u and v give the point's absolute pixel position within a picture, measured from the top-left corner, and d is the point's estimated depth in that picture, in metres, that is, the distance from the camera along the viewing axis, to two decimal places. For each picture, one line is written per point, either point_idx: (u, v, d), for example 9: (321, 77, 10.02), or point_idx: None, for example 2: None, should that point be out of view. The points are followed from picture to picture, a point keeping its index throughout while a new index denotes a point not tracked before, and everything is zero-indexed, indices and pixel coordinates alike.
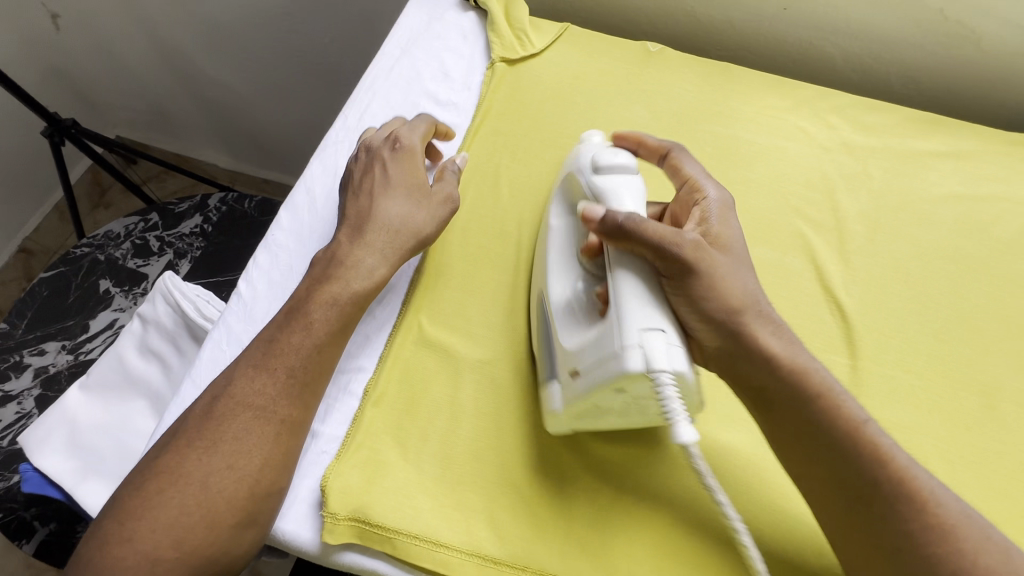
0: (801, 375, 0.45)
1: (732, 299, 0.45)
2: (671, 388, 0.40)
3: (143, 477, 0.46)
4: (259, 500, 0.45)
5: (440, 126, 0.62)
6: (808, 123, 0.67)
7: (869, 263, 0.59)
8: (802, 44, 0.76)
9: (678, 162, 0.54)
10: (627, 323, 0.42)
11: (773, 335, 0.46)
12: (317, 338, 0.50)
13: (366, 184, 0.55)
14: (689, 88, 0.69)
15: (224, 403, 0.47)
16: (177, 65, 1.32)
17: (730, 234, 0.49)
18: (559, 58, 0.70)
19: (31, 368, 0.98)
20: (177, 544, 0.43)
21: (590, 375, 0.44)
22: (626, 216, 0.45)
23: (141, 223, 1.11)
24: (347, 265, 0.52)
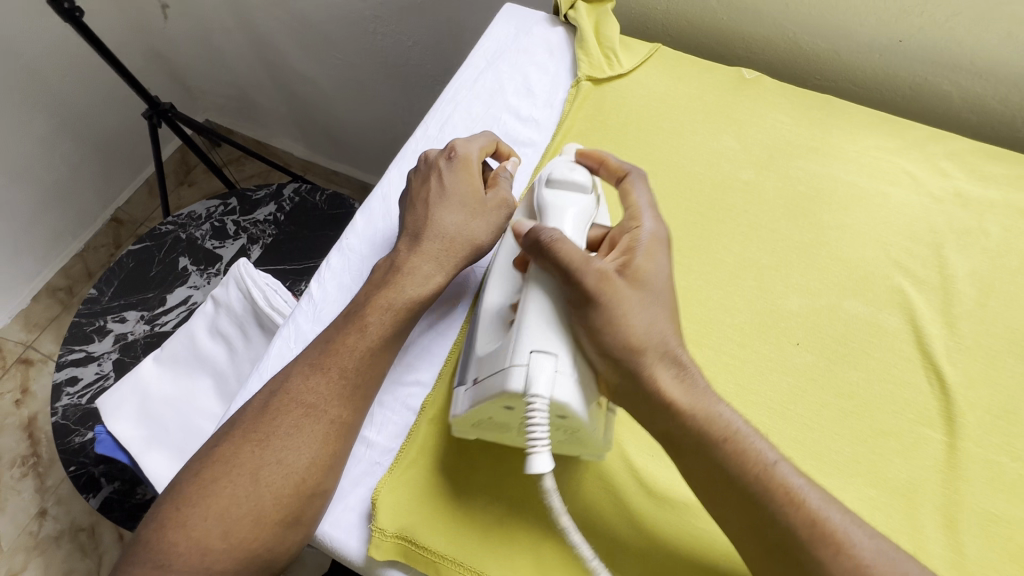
0: (704, 422, 0.42)
1: (631, 337, 0.42)
2: (542, 414, 0.40)
3: (200, 465, 0.47)
4: (305, 498, 0.46)
5: (502, 146, 0.61)
6: (917, 167, 0.61)
7: (978, 330, 0.53)
8: (915, 79, 0.70)
9: (628, 187, 0.51)
10: (524, 342, 0.42)
11: (678, 380, 0.43)
12: (370, 342, 0.50)
13: (422, 195, 0.56)
14: (786, 120, 0.65)
15: (278, 398, 0.48)
16: (268, 57, 1.38)
17: (654, 267, 0.46)
18: (647, 80, 0.68)
19: (112, 333, 1.05)
20: (225, 535, 0.44)
21: (484, 385, 0.44)
22: (547, 234, 0.45)
23: (221, 207, 1.17)
24: (405, 272, 0.52)
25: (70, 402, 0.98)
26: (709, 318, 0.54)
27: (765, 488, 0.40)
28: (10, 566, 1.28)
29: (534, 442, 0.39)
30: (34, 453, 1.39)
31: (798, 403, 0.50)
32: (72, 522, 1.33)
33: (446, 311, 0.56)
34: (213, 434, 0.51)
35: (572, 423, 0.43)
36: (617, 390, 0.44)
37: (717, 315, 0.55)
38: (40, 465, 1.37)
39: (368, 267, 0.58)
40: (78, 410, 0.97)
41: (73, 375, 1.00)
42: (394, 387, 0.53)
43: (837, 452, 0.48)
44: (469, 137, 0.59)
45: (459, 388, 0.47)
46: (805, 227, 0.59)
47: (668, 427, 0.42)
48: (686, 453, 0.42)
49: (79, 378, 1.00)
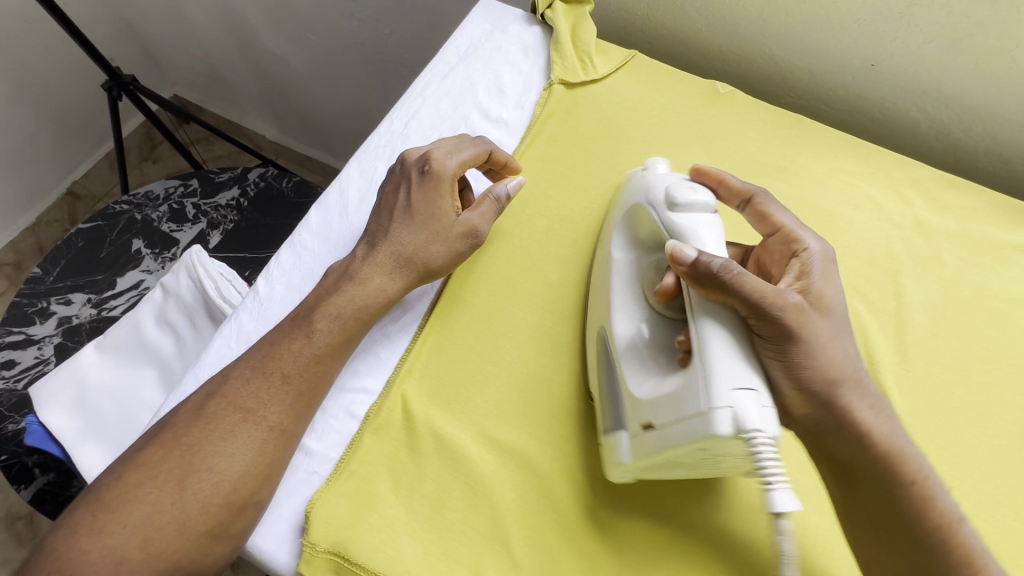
0: (893, 449, 0.44)
1: (831, 366, 0.43)
2: (767, 450, 0.37)
3: (123, 469, 0.45)
4: (235, 510, 0.43)
5: (499, 155, 0.56)
6: (880, 193, 0.62)
7: (927, 360, 0.53)
8: (884, 104, 0.71)
9: (766, 209, 0.50)
10: (718, 380, 0.38)
11: (869, 408, 0.44)
12: (317, 348, 0.48)
13: (390, 204, 0.53)
14: (757, 137, 0.65)
15: (215, 402, 0.46)
16: (240, 34, 1.33)
17: (830, 293, 0.45)
18: (621, 87, 0.67)
19: (56, 316, 0.99)
20: (144, 543, 0.42)
21: (666, 432, 0.40)
22: (722, 265, 0.41)
23: (181, 188, 1.12)
24: (357, 282, 0.50)
25: (5, 386, 0.93)
26: None
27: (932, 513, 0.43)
28: None
29: (768, 478, 0.37)
30: None
31: None
32: (8, 511, 1.26)
33: (397, 316, 0.54)
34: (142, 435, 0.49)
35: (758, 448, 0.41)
36: (800, 420, 0.45)
37: None
38: None
39: (319, 268, 0.55)
40: (12, 396, 0.92)
41: (10, 358, 0.95)
42: (338, 393, 0.50)
43: None
44: (456, 145, 0.55)
45: (620, 433, 0.45)
46: None
47: (852, 457, 0.44)
48: (861, 482, 0.44)
49: (16, 361, 0.95)
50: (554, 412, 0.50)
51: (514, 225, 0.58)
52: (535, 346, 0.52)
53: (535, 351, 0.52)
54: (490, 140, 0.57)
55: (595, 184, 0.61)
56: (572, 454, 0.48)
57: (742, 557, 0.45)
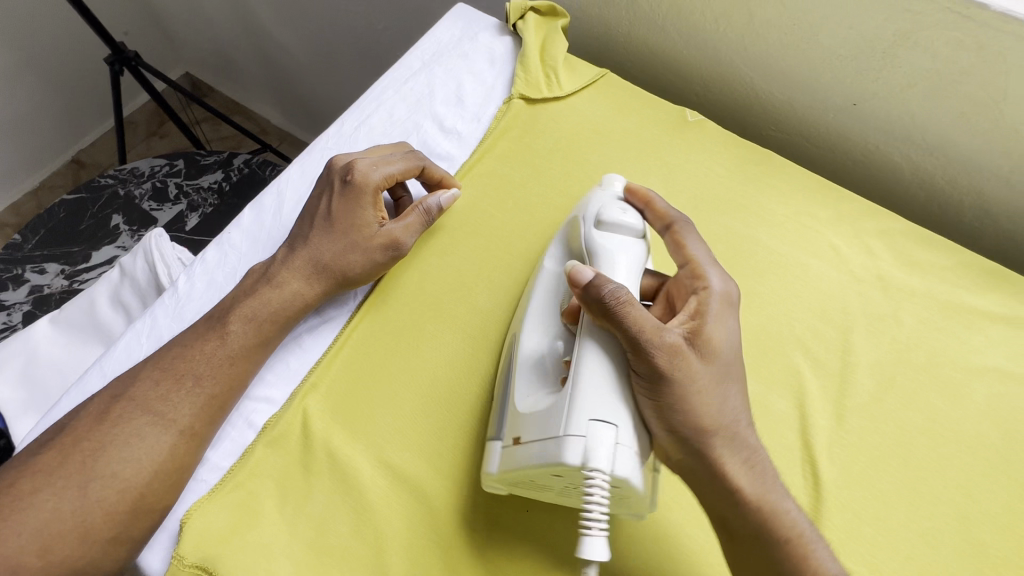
0: (767, 509, 0.41)
1: (706, 414, 0.41)
2: (599, 491, 0.37)
3: (18, 472, 0.42)
4: (141, 514, 0.42)
5: (433, 168, 0.55)
6: (843, 241, 0.58)
7: (866, 427, 0.50)
8: (866, 146, 0.67)
9: (683, 240, 0.48)
10: (580, 408, 0.39)
11: (742, 463, 0.42)
12: (231, 351, 0.47)
13: (312, 211, 0.52)
14: (721, 171, 0.61)
15: (122, 404, 0.44)
16: (246, 19, 1.34)
17: (724, 337, 0.43)
18: (586, 106, 0.64)
19: (28, 284, 1.01)
20: (42, 551, 0.40)
21: (529, 449, 0.40)
22: (613, 291, 0.40)
23: (167, 167, 1.13)
24: (274, 285, 0.49)
25: None
26: None
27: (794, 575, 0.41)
28: None
29: (588, 520, 0.37)
30: None
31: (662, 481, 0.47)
32: None
33: (314, 326, 0.52)
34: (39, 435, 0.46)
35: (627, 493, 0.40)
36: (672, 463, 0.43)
37: None
38: None
39: (243, 268, 0.54)
40: None
41: None
42: (240, 400, 0.49)
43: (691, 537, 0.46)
44: (388, 155, 0.53)
45: (494, 443, 0.44)
46: None
47: (724, 508, 0.42)
48: (738, 534, 0.42)
49: None
50: (458, 443, 0.48)
51: (449, 241, 0.56)
52: (450, 370, 0.50)
53: (448, 376, 0.50)
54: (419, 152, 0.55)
55: (542, 206, 0.58)
56: (466, 490, 0.46)
57: None
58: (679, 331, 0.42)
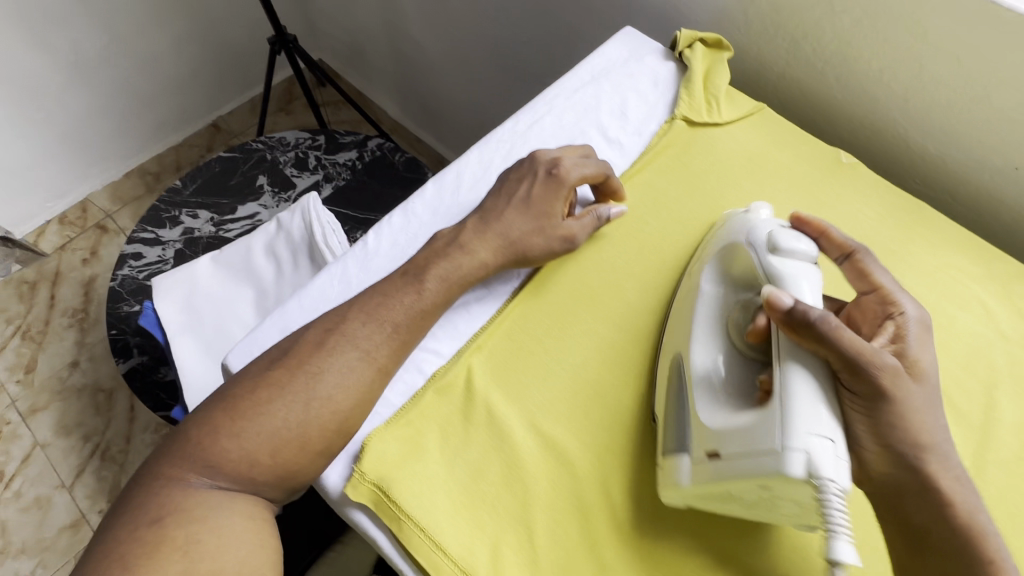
0: (965, 524, 0.44)
1: (918, 432, 0.44)
2: (835, 500, 0.38)
3: (253, 381, 0.48)
4: (346, 435, 0.48)
5: (614, 181, 0.60)
6: (992, 299, 0.59)
7: (1004, 482, 0.50)
8: (1018, 212, 0.67)
9: (868, 268, 0.50)
10: (796, 424, 0.40)
11: (952, 479, 0.45)
12: (424, 304, 0.53)
13: (511, 191, 0.58)
14: (870, 214, 0.63)
15: (335, 337, 0.50)
16: (393, 17, 1.45)
17: (925, 360, 0.46)
18: (741, 135, 0.68)
19: (182, 225, 1.13)
20: (273, 453, 0.46)
21: (733, 463, 0.42)
22: (821, 316, 0.41)
23: (309, 141, 1.24)
24: (466, 251, 0.55)
25: (129, 273, 1.07)
26: None
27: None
28: (35, 402, 1.43)
29: (833, 528, 0.38)
30: (84, 310, 1.55)
31: None
32: (95, 381, 1.47)
33: (481, 295, 0.58)
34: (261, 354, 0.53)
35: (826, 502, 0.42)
36: (877, 478, 0.45)
37: None
38: (86, 322, 1.54)
39: (424, 234, 0.61)
40: (133, 284, 1.06)
41: (139, 251, 1.09)
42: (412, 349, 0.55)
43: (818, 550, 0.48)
44: (581, 158, 0.60)
45: (682, 458, 0.46)
46: None
47: (927, 522, 0.45)
48: (932, 552, 0.45)
49: (143, 255, 1.09)
50: (604, 423, 0.52)
51: (606, 240, 0.60)
52: (601, 356, 0.55)
53: (597, 361, 0.54)
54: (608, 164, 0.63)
55: (694, 221, 0.62)
56: (606, 465, 0.50)
57: None
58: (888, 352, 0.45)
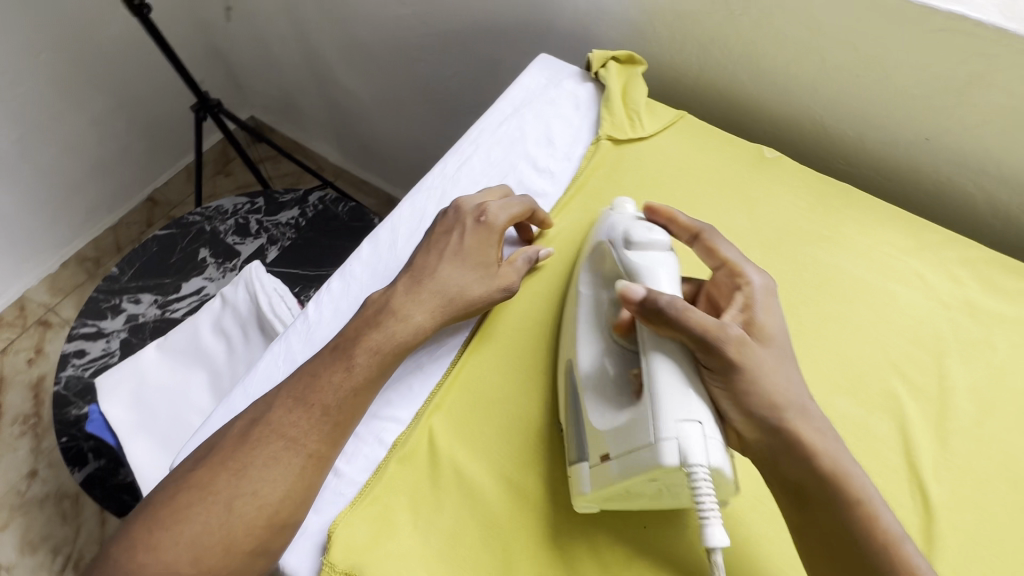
0: (842, 477, 0.44)
1: (774, 393, 0.45)
2: (705, 482, 0.39)
3: (175, 487, 0.46)
4: (276, 531, 0.45)
5: (539, 213, 0.61)
6: (928, 269, 0.60)
7: (970, 449, 0.51)
8: (939, 179, 0.69)
9: (713, 243, 0.52)
10: (665, 413, 0.41)
11: (816, 432, 0.45)
12: (355, 382, 0.50)
13: (443, 243, 0.57)
14: (800, 204, 0.65)
15: (260, 429, 0.47)
16: (317, 68, 1.44)
17: (773, 322, 0.48)
18: (667, 146, 0.69)
19: (125, 313, 1.08)
20: (194, 562, 0.43)
21: (621, 463, 0.43)
22: (668, 302, 0.44)
23: (248, 205, 1.21)
24: (399, 317, 0.53)
25: (73, 373, 1.02)
26: None
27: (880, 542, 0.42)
28: None
29: (704, 512, 0.39)
30: (36, 414, 1.47)
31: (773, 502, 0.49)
32: (59, 488, 1.38)
33: (433, 351, 0.56)
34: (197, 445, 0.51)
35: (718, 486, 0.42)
36: (753, 447, 0.45)
37: None
38: (39, 426, 1.45)
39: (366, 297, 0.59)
40: (80, 383, 1.00)
41: (81, 348, 1.04)
42: (369, 419, 0.53)
43: None
44: (505, 199, 0.60)
45: (581, 465, 0.47)
46: (805, 314, 0.58)
47: (800, 478, 0.44)
48: (815, 507, 0.44)
49: (86, 351, 1.04)
50: None
51: (550, 272, 0.60)
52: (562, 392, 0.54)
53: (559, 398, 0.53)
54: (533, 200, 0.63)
55: None
56: (584, 507, 0.48)
57: None
58: (735, 323, 0.47)
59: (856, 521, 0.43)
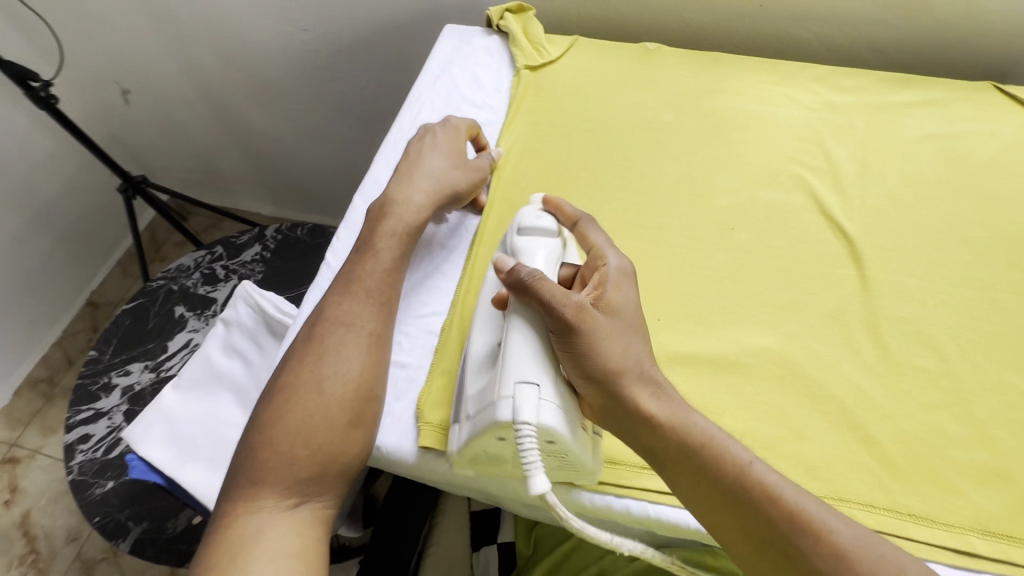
0: (685, 429, 0.47)
1: (613, 361, 0.48)
2: (530, 438, 0.45)
3: (270, 396, 0.55)
4: (364, 399, 0.54)
5: (480, 139, 0.72)
6: (794, 91, 0.78)
7: (864, 193, 0.68)
8: (781, 33, 0.88)
9: (585, 231, 0.56)
10: (509, 373, 0.47)
11: (654, 395, 0.48)
12: (385, 264, 0.60)
13: (418, 147, 0.67)
14: (688, 74, 0.81)
15: (321, 326, 0.57)
16: (230, 122, 1.49)
17: (624, 298, 0.51)
18: (573, 62, 0.83)
19: (119, 387, 1.08)
20: (307, 442, 0.52)
21: (475, 421, 0.49)
22: (526, 272, 0.49)
23: (208, 256, 1.23)
24: (402, 204, 0.62)
25: (85, 458, 1.00)
26: (659, 223, 0.67)
27: (745, 487, 0.44)
28: None
29: (527, 464, 0.44)
30: (33, 551, 1.35)
31: (746, 272, 0.62)
32: None
33: (445, 256, 0.66)
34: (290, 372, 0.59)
35: (561, 446, 0.47)
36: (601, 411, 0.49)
37: (665, 219, 0.67)
38: (41, 560, 1.34)
39: None
40: (96, 463, 0.99)
41: (85, 433, 1.03)
42: (416, 317, 0.62)
43: (779, 295, 0.61)
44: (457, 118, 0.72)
45: (453, 426, 0.53)
46: (719, 145, 0.73)
47: (652, 440, 0.48)
48: (676, 462, 0.47)
49: (92, 434, 1.02)
50: None
51: (520, 174, 0.72)
52: None
53: None
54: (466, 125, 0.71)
55: (574, 131, 0.76)
56: None
57: (766, 356, 0.57)
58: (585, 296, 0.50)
59: (715, 474, 0.45)
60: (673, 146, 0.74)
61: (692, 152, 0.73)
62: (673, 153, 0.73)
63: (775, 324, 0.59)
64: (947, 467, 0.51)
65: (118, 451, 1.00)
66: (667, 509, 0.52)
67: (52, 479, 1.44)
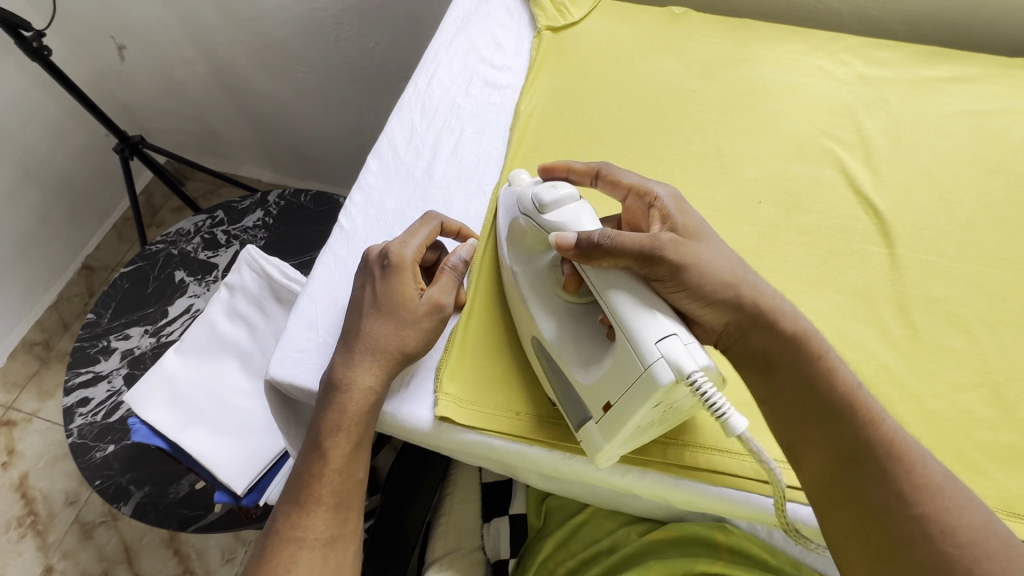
0: (806, 339, 0.47)
1: (723, 273, 0.47)
2: (706, 383, 0.40)
3: None
4: None
5: (447, 224, 0.60)
6: (826, 63, 0.75)
7: (896, 169, 0.66)
8: (811, 2, 0.84)
9: (615, 176, 0.56)
10: (643, 340, 0.43)
11: (773, 299, 0.48)
12: (337, 465, 0.52)
13: (361, 301, 0.55)
14: (715, 41, 0.78)
15: (272, 543, 0.51)
16: (230, 82, 1.43)
17: (693, 221, 0.51)
18: (597, 25, 0.80)
19: (118, 351, 1.07)
20: None
21: (623, 403, 0.44)
22: (598, 232, 0.47)
23: (209, 220, 1.19)
24: (347, 389, 0.51)
25: (84, 421, 0.99)
26: (685, 193, 0.64)
27: (858, 403, 0.45)
28: None
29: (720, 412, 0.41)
30: (31, 513, 1.34)
31: (771, 247, 0.61)
32: None
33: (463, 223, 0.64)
34: (308, 359, 0.57)
35: (720, 380, 0.43)
36: (723, 332, 0.49)
37: (690, 191, 0.65)
38: (40, 522, 1.33)
39: (388, 198, 0.66)
40: (95, 427, 0.99)
41: (84, 396, 1.01)
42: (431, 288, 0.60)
43: (806, 272, 0.59)
44: (408, 230, 0.58)
45: (586, 425, 0.48)
46: (747, 116, 0.71)
47: (770, 346, 0.47)
48: (781, 370, 0.47)
49: (91, 398, 1.01)
50: None
51: (542, 139, 0.69)
52: None
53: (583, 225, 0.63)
54: (442, 221, 0.59)
55: (597, 96, 0.73)
56: None
57: None
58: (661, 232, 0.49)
59: (824, 383, 0.46)
60: (700, 115, 0.71)
61: (720, 122, 0.70)
62: (698, 122, 0.70)
63: (801, 302, 0.57)
64: (974, 448, 0.50)
65: (119, 415, 1.00)
66: (691, 482, 0.50)
67: (50, 442, 1.43)
